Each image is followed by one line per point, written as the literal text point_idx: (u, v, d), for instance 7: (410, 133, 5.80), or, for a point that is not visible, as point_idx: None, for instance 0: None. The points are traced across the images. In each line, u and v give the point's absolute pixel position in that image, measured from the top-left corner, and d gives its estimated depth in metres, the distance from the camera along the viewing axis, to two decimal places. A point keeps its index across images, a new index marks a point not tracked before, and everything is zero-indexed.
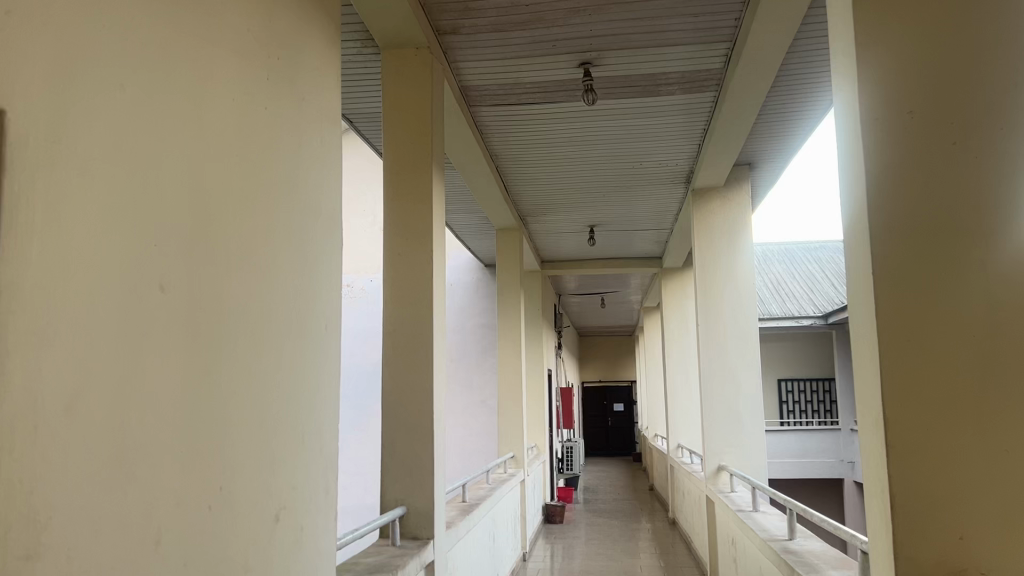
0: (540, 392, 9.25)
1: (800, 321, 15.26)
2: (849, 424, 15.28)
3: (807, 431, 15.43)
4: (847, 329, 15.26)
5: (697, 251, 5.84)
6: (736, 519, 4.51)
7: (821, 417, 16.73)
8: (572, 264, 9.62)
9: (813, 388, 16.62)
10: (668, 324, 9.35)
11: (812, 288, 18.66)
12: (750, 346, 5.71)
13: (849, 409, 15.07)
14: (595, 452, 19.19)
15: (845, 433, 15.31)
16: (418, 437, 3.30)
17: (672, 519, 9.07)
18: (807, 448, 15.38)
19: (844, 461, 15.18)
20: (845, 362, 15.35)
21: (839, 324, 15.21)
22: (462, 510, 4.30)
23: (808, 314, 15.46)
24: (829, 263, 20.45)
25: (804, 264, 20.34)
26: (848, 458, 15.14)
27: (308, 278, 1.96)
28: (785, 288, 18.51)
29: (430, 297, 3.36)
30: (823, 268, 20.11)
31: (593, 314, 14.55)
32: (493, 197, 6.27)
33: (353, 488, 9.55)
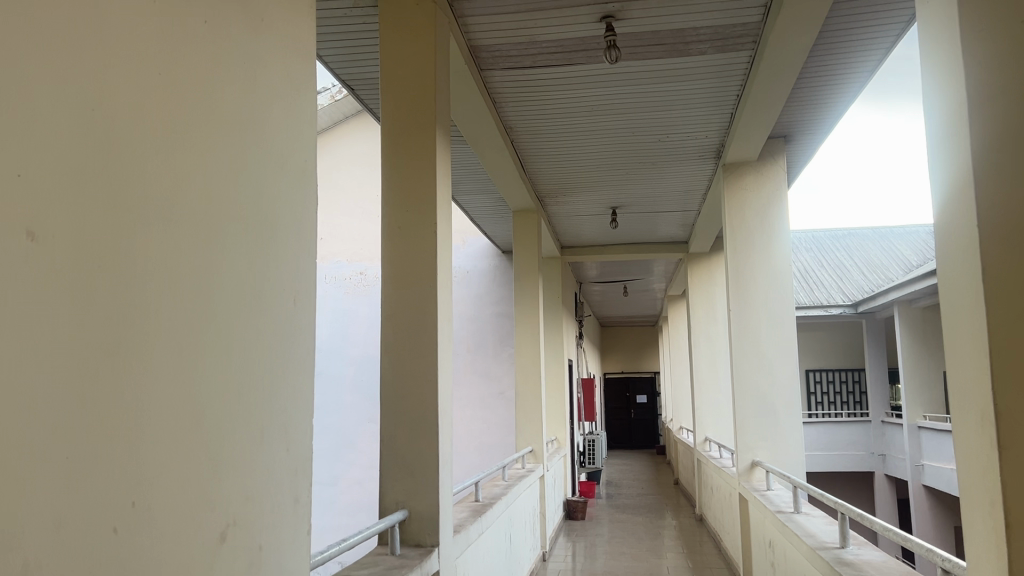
0: (559, 383, 8.88)
1: (829, 310, 14.77)
2: (880, 416, 14.78)
3: (836, 423, 14.94)
4: (878, 318, 14.74)
5: (728, 231, 5.43)
6: (776, 521, 4.09)
7: (850, 408, 16.23)
8: (594, 250, 9.21)
9: (842, 379, 16.12)
10: (694, 313, 8.93)
11: (840, 276, 18.13)
12: (786, 332, 5.30)
13: (880, 400, 14.58)
14: (618, 445, 18.78)
15: (876, 425, 14.81)
16: (421, 432, 2.94)
17: (700, 516, 8.65)
18: (837, 440, 14.89)
19: (874, 454, 14.70)
20: (876, 351, 14.84)
21: (869, 312, 14.70)
22: (474, 510, 3.94)
23: (837, 302, 14.96)
24: (857, 250, 19.90)
25: (832, 252, 19.76)
26: (879, 451, 14.65)
27: (267, 238, 1.60)
28: (812, 277, 17.99)
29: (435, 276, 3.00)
30: (851, 255, 19.57)
31: (615, 303, 14.14)
32: (508, 174, 5.88)
33: (368, 482, 9.22)
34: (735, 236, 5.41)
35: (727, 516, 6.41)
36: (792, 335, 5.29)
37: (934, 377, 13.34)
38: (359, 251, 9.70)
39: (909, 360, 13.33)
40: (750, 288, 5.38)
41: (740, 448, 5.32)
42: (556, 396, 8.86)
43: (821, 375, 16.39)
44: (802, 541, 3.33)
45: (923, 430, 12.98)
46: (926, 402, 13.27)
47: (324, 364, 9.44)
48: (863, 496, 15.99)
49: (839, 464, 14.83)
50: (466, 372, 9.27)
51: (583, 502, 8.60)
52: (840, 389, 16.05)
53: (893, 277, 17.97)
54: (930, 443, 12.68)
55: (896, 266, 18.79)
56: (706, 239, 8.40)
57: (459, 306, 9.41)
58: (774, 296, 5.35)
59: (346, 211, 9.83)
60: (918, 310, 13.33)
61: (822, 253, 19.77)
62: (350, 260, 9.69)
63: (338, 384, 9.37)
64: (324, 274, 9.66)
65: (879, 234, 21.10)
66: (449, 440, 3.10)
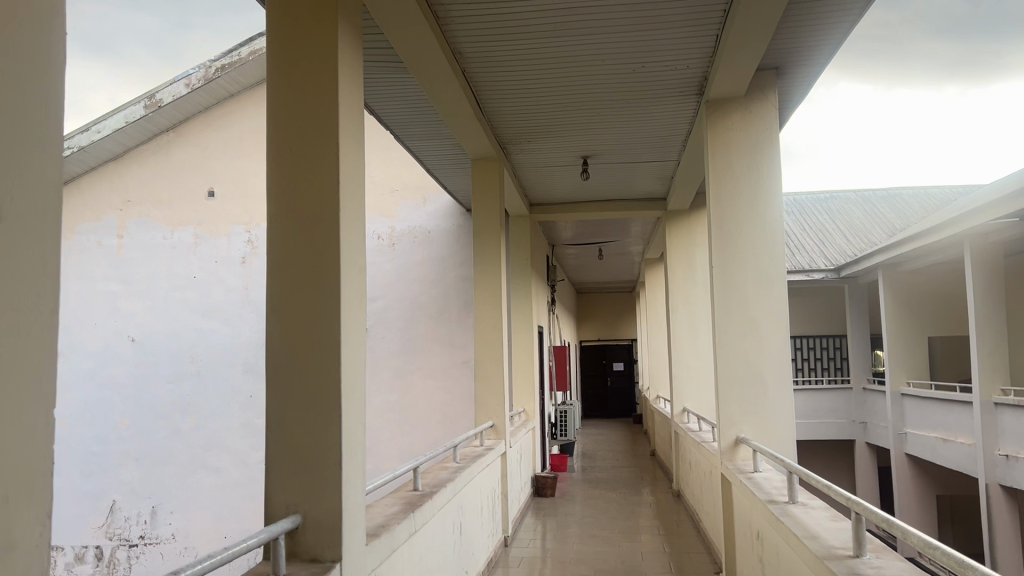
0: (527, 352, 8.23)
1: (811, 275, 14.20)
2: (862, 382, 14.30)
3: (818, 390, 14.47)
4: (861, 283, 14.19)
5: (712, 176, 4.77)
6: (766, 512, 3.38)
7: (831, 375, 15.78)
8: (565, 208, 8.51)
9: (823, 345, 15.62)
10: (673, 277, 8.27)
11: (823, 240, 17.57)
12: (776, 291, 4.67)
13: (862, 366, 14.13)
14: (593, 414, 18.22)
15: (856, 391, 14.35)
16: (319, 416, 2.27)
17: (678, 491, 8.09)
18: (818, 408, 14.44)
19: (856, 422, 14.29)
20: (859, 317, 14.32)
21: (852, 277, 14.16)
22: (409, 503, 3.29)
23: (819, 267, 14.39)
24: (840, 214, 19.33)
25: (814, 216, 19.21)
26: (860, 418, 14.24)
27: None
28: (794, 241, 17.42)
29: (337, 218, 2.31)
30: (834, 219, 19.01)
31: (590, 267, 13.47)
32: (461, 113, 5.19)
33: None
34: (718, 183, 4.75)
35: (707, 498, 5.82)
36: (784, 295, 4.66)
37: (918, 343, 12.85)
38: None
39: (894, 326, 12.80)
40: (737, 242, 4.73)
41: (723, 423, 4.67)
42: (524, 365, 8.24)
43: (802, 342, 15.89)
44: (800, 542, 2.67)
45: (907, 397, 12.50)
46: (910, 368, 12.77)
47: None
48: (844, 465, 15.60)
49: (820, 432, 14.39)
50: (428, 340, 8.61)
51: (553, 478, 8.01)
52: (821, 355, 15.56)
53: (877, 243, 17.44)
54: (914, 411, 12.21)
55: (880, 230, 18.28)
56: (686, 194, 7.73)
57: (421, 270, 8.70)
58: (764, 252, 4.71)
59: None
60: (902, 275, 12.79)
61: (804, 216, 19.22)
62: None
63: None
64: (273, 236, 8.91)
65: (862, 197, 20.53)
66: (362, 424, 2.44)
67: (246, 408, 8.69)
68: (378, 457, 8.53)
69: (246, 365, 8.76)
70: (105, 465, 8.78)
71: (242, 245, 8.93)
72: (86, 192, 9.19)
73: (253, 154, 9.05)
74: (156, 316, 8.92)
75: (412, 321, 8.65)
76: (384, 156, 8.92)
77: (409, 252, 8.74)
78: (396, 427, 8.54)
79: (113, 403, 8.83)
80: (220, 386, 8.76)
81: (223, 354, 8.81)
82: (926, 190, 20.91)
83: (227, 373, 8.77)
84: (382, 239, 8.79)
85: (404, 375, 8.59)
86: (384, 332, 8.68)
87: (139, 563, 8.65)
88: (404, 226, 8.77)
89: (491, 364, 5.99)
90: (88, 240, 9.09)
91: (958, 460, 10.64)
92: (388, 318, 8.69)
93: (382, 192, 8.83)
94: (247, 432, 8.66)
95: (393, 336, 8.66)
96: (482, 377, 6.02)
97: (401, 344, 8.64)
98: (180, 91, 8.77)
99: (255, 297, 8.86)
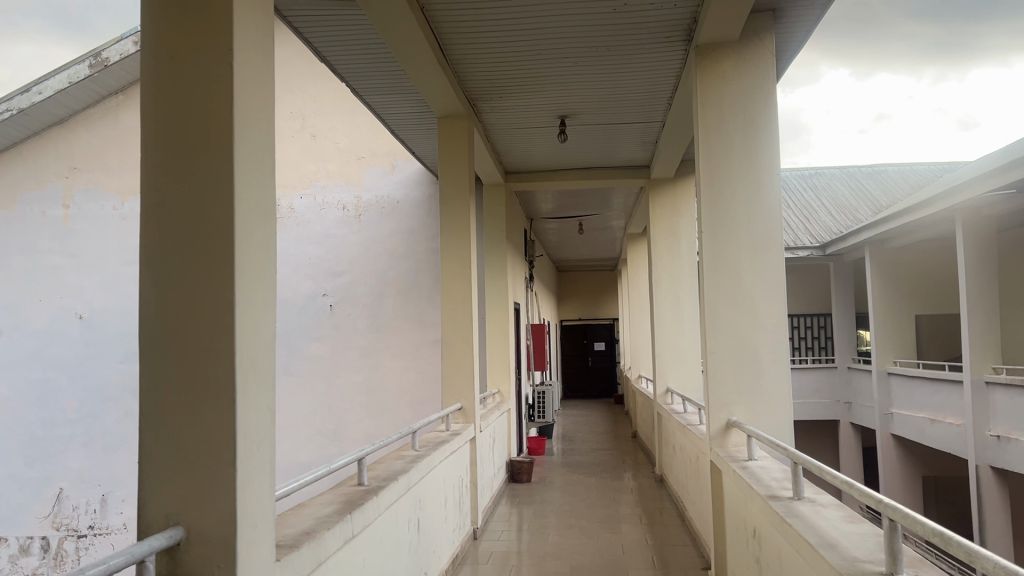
0: (502, 329, 7.75)
1: (796, 252, 13.77)
2: (846, 361, 13.97)
3: (802, 370, 14.14)
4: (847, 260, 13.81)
5: (702, 130, 4.26)
6: (764, 507, 2.91)
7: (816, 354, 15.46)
8: (542, 176, 7.99)
9: (807, 324, 15.26)
10: (656, 250, 7.78)
11: (808, 217, 17.16)
12: (772, 259, 4.19)
13: (847, 344, 13.80)
14: (574, 394, 17.81)
15: (841, 370, 14.04)
16: (211, 399, 1.77)
17: (660, 476, 7.66)
18: (803, 388, 14.13)
19: (840, 402, 14.00)
20: (845, 295, 13.95)
21: (838, 254, 13.76)
22: (348, 501, 2.80)
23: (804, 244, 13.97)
24: (826, 190, 18.94)
25: (799, 192, 18.80)
26: (844, 398, 13.94)
27: None
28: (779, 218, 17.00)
29: (232, 153, 1.80)
30: (819, 195, 18.61)
31: (570, 243, 12.98)
32: (422, 61, 4.65)
33: (284, 442, 8.08)
34: (709, 138, 4.26)
35: (693, 486, 5.36)
36: (781, 264, 4.18)
37: (905, 322, 12.45)
38: None
39: (880, 305, 12.43)
40: (729, 204, 4.24)
41: (712, 405, 4.19)
42: (499, 343, 7.76)
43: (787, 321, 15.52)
44: (815, 551, 2.18)
45: (893, 377, 12.10)
46: (896, 347, 12.37)
47: None
48: (827, 445, 15.32)
49: (804, 412, 14.08)
50: (396, 317, 8.09)
51: (529, 463, 7.55)
52: (805, 334, 15.22)
53: (862, 220, 17.07)
54: (900, 390, 11.86)
55: (865, 207, 17.91)
56: (670, 161, 7.25)
57: (388, 242, 8.16)
58: (759, 215, 4.22)
59: None
60: (890, 252, 12.39)
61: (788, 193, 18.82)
62: None
63: None
64: None
65: (847, 173, 20.14)
66: (269, 410, 1.94)
67: None
68: (344, 441, 8.03)
69: None
70: (52, 451, 8.23)
71: None
72: (30, 159, 8.55)
73: None
74: (106, 292, 8.34)
75: (379, 297, 8.13)
76: (349, 120, 8.33)
77: (376, 223, 8.19)
78: (363, 410, 8.03)
79: (59, 385, 8.27)
80: None
81: None
82: (912, 167, 20.55)
83: None
84: (347, 209, 8.23)
85: (371, 355, 8.08)
86: (349, 309, 8.16)
87: (88, 555, 8.20)
88: (370, 195, 8.21)
89: (459, 341, 5.47)
90: (31, 210, 8.46)
91: (946, 440, 10.29)
92: (355, 294, 8.16)
93: (347, 159, 8.27)
94: None
95: (360, 313, 8.14)
96: (448, 355, 5.50)
97: (368, 321, 8.12)
98: (127, 49, 8.18)
99: None
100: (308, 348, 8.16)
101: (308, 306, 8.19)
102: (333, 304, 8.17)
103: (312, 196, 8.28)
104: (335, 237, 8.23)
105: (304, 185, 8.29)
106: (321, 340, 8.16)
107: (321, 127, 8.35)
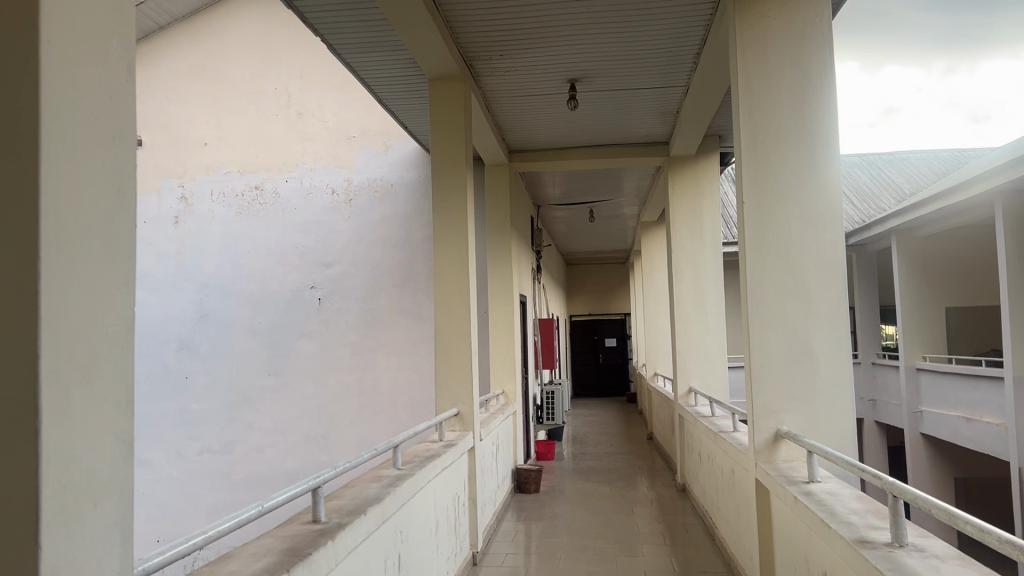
0: (507, 324, 7.04)
1: None
2: (871, 357, 13.11)
3: None
4: (872, 251, 13.02)
5: (741, 81, 3.53)
6: (848, 551, 2.20)
7: None
8: (550, 154, 7.26)
9: None
10: (676, 234, 7.03)
11: None
12: (828, 235, 3.46)
13: (871, 339, 13.00)
14: (584, 392, 17.08)
15: (865, 367, 13.22)
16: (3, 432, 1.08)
17: (683, 485, 6.93)
18: None
19: (864, 399, 13.20)
20: (869, 287, 13.15)
21: (861, 244, 12.96)
22: (293, 550, 2.10)
23: None
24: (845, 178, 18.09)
25: None
26: (869, 396, 13.15)
27: None
28: None
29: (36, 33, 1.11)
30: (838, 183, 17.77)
31: (580, 232, 12.24)
32: (408, 9, 3.93)
33: (270, 449, 7.38)
34: (750, 91, 3.54)
35: (727, 503, 4.63)
36: (841, 241, 3.44)
37: (935, 314, 11.64)
38: (252, 160, 7.62)
39: (908, 297, 11.65)
40: (776, 170, 3.52)
41: (758, 412, 3.47)
42: (504, 339, 7.05)
43: None
44: None
45: (923, 373, 11.28)
46: (926, 341, 11.55)
47: (212, 303, 7.58)
48: None
49: None
50: (391, 312, 7.38)
51: (538, 472, 6.83)
52: None
53: (886, 209, 16.23)
54: (930, 387, 11.04)
55: (888, 195, 17.06)
56: (692, 134, 6.51)
57: (381, 229, 7.45)
58: (812, 182, 3.50)
59: (234, 108, 7.69)
60: (920, 240, 11.59)
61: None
62: (243, 171, 7.64)
63: (231, 331, 7.53)
64: (209, 191, 7.64)
65: (866, 160, 19.28)
66: (124, 444, 1.25)
67: (181, 393, 7.50)
68: (335, 448, 7.33)
69: (181, 342, 7.56)
70: None
71: (174, 202, 7.67)
72: None
73: (184, 95, 7.73)
74: None
75: (372, 290, 7.41)
76: (338, 96, 7.60)
77: (369, 209, 7.47)
78: (355, 413, 7.33)
79: None
80: (148, 366, 7.57)
81: (151, 330, 7.59)
82: (935, 153, 19.74)
83: (157, 352, 7.57)
84: (336, 194, 7.51)
85: (364, 353, 7.37)
86: (340, 303, 7.44)
87: None
88: (362, 178, 7.49)
89: (455, 336, 4.75)
90: None
91: (983, 441, 9.49)
92: (346, 287, 7.45)
93: (336, 139, 7.55)
94: (182, 419, 7.47)
95: (351, 308, 7.42)
96: (443, 353, 4.77)
97: (360, 316, 7.41)
98: None
99: (189, 263, 7.61)
100: (295, 346, 7.45)
101: (294, 301, 7.50)
102: (322, 297, 7.46)
103: (299, 179, 7.56)
104: (324, 224, 7.51)
105: (289, 167, 7.57)
106: (309, 337, 7.45)
107: (308, 105, 7.62)
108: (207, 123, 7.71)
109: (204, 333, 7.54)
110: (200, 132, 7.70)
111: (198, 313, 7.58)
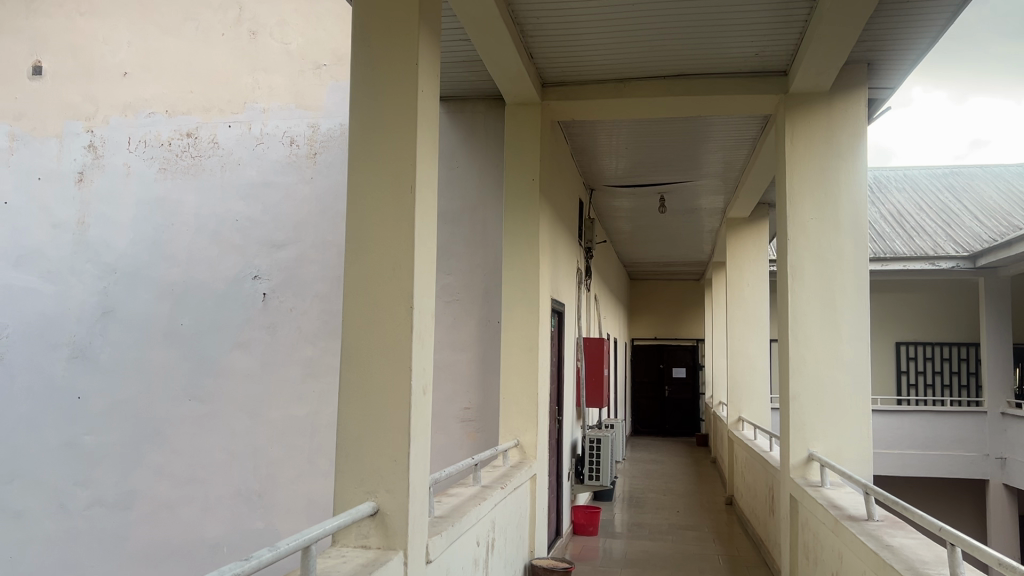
0: (528, 341, 4.67)
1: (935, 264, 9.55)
2: (1000, 406, 9.31)
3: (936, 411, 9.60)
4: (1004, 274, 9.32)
5: None
6: None
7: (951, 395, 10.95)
8: (603, 89, 4.86)
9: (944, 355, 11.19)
10: (795, 213, 4.59)
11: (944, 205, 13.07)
12: None
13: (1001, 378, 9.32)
14: (645, 430, 14.44)
15: (993, 417, 9.35)
16: None
17: None
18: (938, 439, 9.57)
19: (990, 457, 9.34)
20: (999, 323, 9.43)
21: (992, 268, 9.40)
22: None
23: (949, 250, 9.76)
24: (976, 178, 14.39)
25: (936, 178, 14.72)
26: (998, 453, 9.28)
27: None
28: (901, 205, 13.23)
29: None
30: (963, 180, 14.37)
31: (649, 233, 9.77)
32: None
33: (183, 508, 5.10)
34: None
35: None
36: None
37: None
38: (186, 96, 5.45)
39: None
40: None
41: None
42: (521, 361, 4.66)
43: (912, 350, 11.35)
44: None
45: None
46: None
47: (119, 295, 5.40)
48: None
49: (935, 469, 9.51)
50: None
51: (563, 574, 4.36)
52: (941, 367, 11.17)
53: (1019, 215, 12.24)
54: None
55: None
56: (832, 52, 4.05)
57: None
58: None
59: (166, 26, 5.53)
60: None
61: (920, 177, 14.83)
62: (173, 113, 5.46)
63: (143, 335, 5.32)
64: (127, 139, 5.49)
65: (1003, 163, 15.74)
66: None
67: (69, 419, 5.31)
68: (272, 512, 5.01)
69: (76, 347, 5.40)
70: None
71: (79, 152, 5.55)
72: None
73: (103, 8, 5.62)
74: None
75: (338, 285, 5.11)
76: (307, 10, 5.38)
77: (339, 168, 5.18)
78: (304, 461, 5.02)
79: None
80: (31, 378, 5.43)
81: (39, 329, 5.47)
82: None
83: (45, 359, 5.43)
84: (295, 144, 5.26)
85: (323, 375, 5.06)
86: (292, 301, 5.16)
87: None
88: (332, 123, 5.23)
89: (385, 355, 2.38)
90: None
91: None
92: (302, 278, 5.16)
93: (300, 68, 5.34)
94: (68, 457, 5.28)
95: (306, 309, 5.14)
96: (359, 392, 2.39)
97: (319, 321, 5.12)
98: None
99: (92, 238, 5.47)
100: (227, 360, 5.19)
101: (230, 296, 5.25)
102: (267, 292, 5.19)
103: (246, 123, 5.34)
104: (276, 187, 5.25)
105: (235, 108, 5.37)
106: (247, 348, 5.18)
107: (264, 21, 5.40)
108: (131, 46, 5.56)
109: (106, 336, 5.37)
110: (120, 58, 5.57)
111: (101, 307, 5.41)
